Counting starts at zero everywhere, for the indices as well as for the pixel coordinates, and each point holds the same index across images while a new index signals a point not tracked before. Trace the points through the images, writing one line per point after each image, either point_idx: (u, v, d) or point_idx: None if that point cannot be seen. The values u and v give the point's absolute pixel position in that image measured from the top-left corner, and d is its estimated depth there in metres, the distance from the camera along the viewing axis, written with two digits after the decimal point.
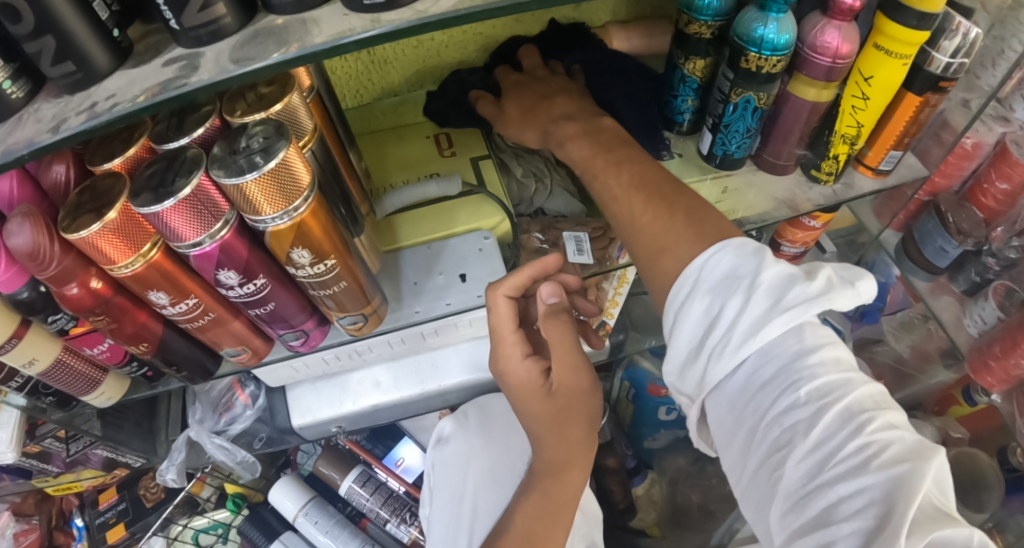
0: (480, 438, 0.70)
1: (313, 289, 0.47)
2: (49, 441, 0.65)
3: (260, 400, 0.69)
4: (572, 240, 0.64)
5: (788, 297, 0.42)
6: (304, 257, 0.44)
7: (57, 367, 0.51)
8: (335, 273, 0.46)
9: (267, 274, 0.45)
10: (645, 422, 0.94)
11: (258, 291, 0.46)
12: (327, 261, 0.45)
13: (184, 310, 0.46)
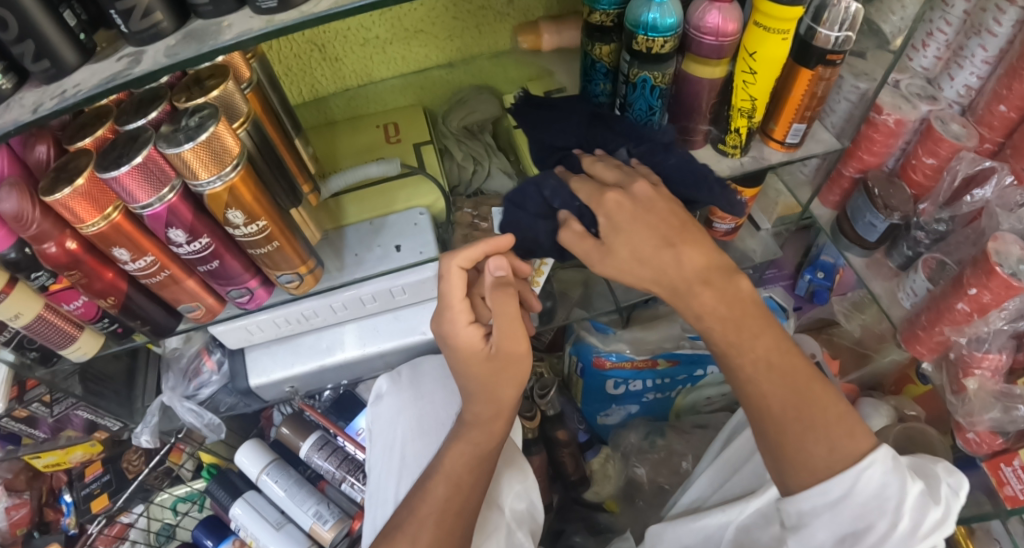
0: (412, 393, 0.73)
1: (251, 249, 0.53)
2: (35, 405, 0.74)
3: (225, 365, 0.75)
4: (499, 215, 0.69)
5: (923, 523, 0.55)
6: (239, 218, 0.50)
7: (40, 321, 0.58)
8: (268, 236, 0.53)
9: (210, 235, 0.51)
10: (595, 399, 1.00)
11: (204, 250, 0.52)
12: (258, 223, 0.51)
13: (143, 266, 0.52)
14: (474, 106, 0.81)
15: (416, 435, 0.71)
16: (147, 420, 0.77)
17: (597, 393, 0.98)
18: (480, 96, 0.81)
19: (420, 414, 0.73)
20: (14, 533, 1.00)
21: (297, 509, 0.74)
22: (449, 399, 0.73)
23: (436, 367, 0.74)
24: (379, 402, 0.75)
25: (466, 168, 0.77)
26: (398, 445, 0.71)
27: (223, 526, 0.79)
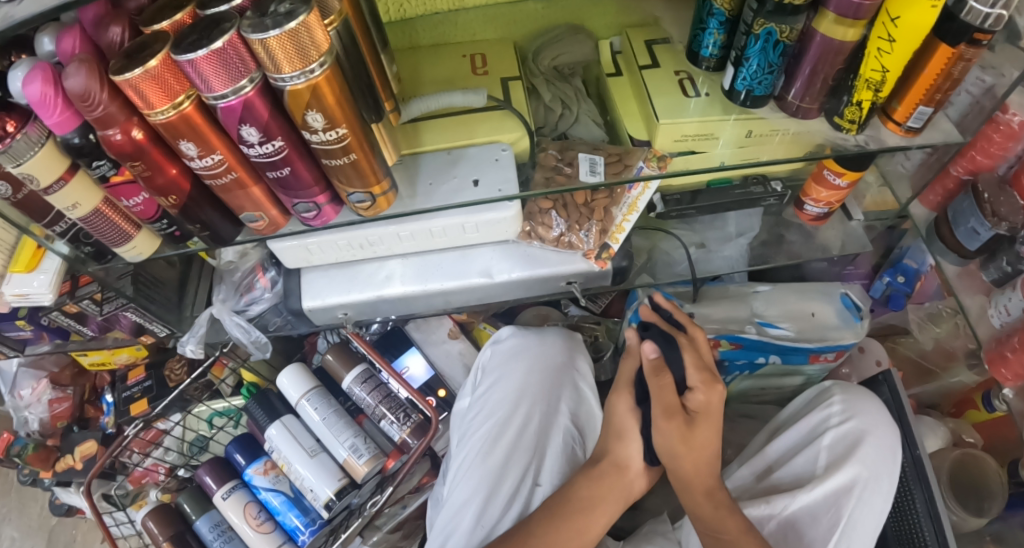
0: (536, 343, 0.76)
1: (325, 158, 0.50)
2: (86, 302, 0.75)
3: (277, 284, 0.72)
4: (587, 162, 0.64)
5: None
6: (318, 122, 0.46)
7: (97, 214, 0.56)
8: (347, 146, 0.49)
9: (284, 139, 0.48)
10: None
11: (277, 153, 0.48)
12: (340, 130, 0.48)
13: (209, 164, 0.48)
14: (562, 48, 0.75)
15: (535, 380, 0.73)
16: (193, 330, 0.74)
17: None
18: (574, 39, 0.75)
19: (554, 376, 0.74)
20: (55, 423, 1.04)
21: (333, 440, 0.71)
22: (569, 362, 0.76)
23: (563, 332, 0.79)
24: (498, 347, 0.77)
25: (553, 111, 0.71)
26: (517, 397, 0.72)
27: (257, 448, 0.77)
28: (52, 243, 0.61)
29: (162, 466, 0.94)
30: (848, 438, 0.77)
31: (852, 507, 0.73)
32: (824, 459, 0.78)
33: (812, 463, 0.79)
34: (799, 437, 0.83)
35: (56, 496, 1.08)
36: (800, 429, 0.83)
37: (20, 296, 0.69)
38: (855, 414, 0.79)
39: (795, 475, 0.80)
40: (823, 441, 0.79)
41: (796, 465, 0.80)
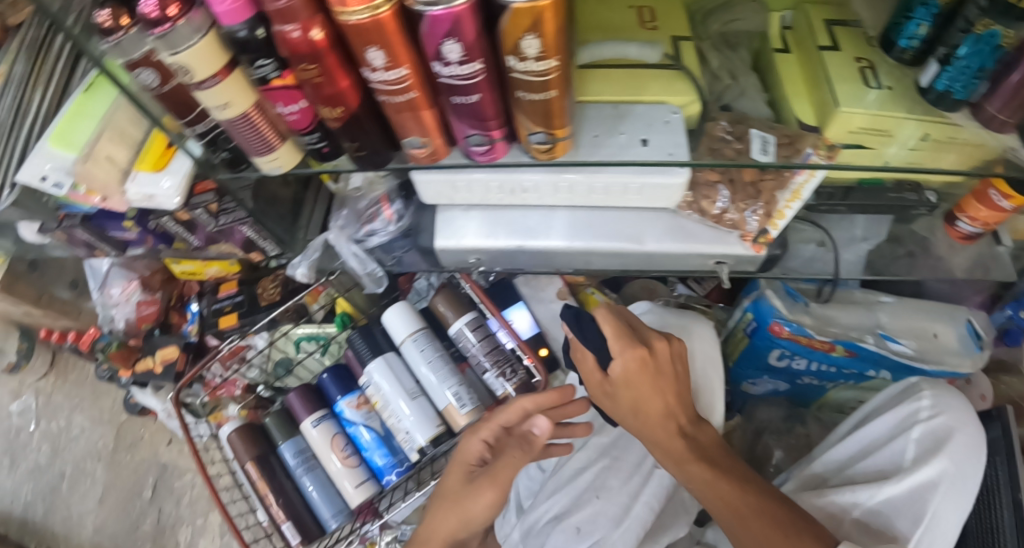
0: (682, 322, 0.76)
1: (520, 91, 0.43)
2: (200, 211, 0.72)
3: (404, 219, 0.67)
4: (759, 141, 0.58)
5: None
6: (531, 48, 0.39)
7: (244, 119, 0.51)
8: (549, 82, 0.42)
9: (483, 62, 0.41)
10: (751, 366, 0.85)
11: (471, 77, 0.41)
12: (553, 63, 0.40)
13: (399, 78, 0.41)
14: (738, 15, 0.69)
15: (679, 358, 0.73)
16: (308, 254, 0.72)
17: (754, 360, 0.83)
18: (753, 7, 0.69)
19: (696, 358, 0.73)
20: (139, 326, 1.06)
21: (436, 386, 0.69)
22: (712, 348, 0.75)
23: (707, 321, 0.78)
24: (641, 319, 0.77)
25: (723, 79, 0.67)
26: None
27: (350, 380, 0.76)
28: (184, 141, 0.59)
29: (239, 383, 0.93)
30: (940, 433, 0.68)
31: (938, 503, 0.64)
32: (911, 451, 0.69)
33: (897, 456, 0.70)
34: (885, 429, 0.73)
35: (132, 395, 1.11)
36: (886, 422, 0.74)
37: (143, 196, 0.68)
38: (948, 412, 0.69)
39: (878, 467, 0.71)
40: (910, 434, 0.70)
41: (879, 457, 0.71)
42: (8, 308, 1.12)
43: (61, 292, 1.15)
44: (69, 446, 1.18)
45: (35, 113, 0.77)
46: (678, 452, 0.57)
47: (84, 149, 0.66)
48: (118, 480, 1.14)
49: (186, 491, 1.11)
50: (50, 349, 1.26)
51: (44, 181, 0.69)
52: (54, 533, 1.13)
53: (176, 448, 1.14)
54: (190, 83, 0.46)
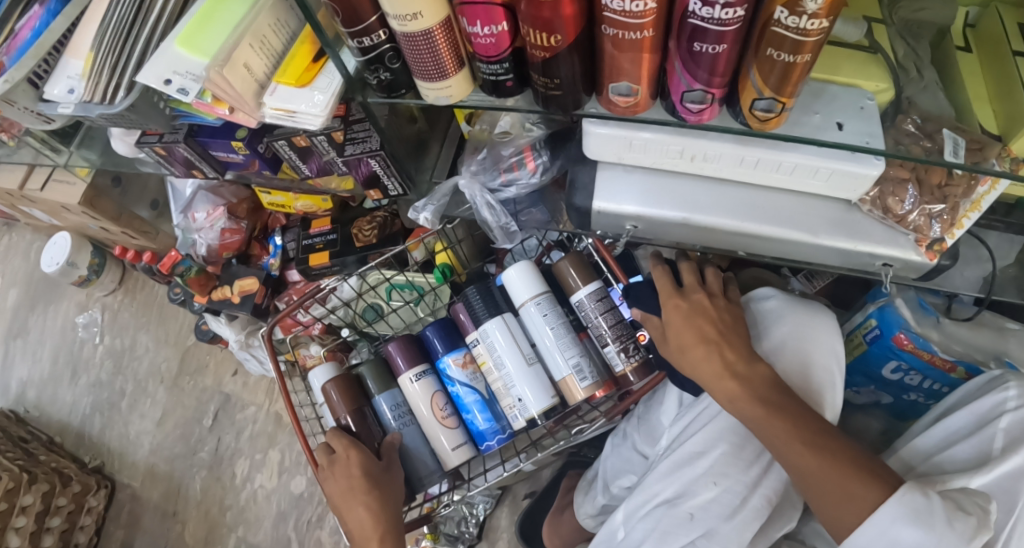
0: (804, 318, 0.65)
1: (772, 49, 0.37)
2: (326, 139, 0.69)
3: (548, 173, 0.66)
4: (950, 140, 0.51)
5: None
6: (815, 3, 0.33)
7: (426, 37, 0.45)
8: (803, 45, 0.36)
9: (745, 9, 0.35)
10: (862, 374, 0.85)
11: (726, 25, 0.35)
12: (825, 23, 0.34)
13: (640, 11, 0.35)
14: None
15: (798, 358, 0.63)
16: (434, 198, 0.70)
17: (867, 368, 0.83)
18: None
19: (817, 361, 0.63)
20: (221, 253, 1.05)
21: (557, 355, 0.68)
22: (835, 352, 0.64)
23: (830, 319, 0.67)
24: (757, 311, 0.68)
25: (907, 70, 0.56)
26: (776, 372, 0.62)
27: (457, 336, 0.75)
28: (340, 51, 0.55)
29: (319, 325, 0.93)
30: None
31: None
32: (1001, 441, 0.61)
33: (983, 446, 0.62)
34: (965, 421, 0.66)
35: (204, 321, 1.11)
36: (965, 414, 0.66)
37: (283, 112, 0.64)
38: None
39: (961, 460, 0.63)
40: (996, 424, 0.62)
41: (958, 451, 0.64)
42: (86, 222, 1.12)
43: (140, 211, 1.15)
44: (132, 364, 1.19)
45: (157, 11, 0.69)
46: (730, 393, 0.55)
47: (221, 54, 0.61)
48: (179, 405, 1.15)
49: (247, 424, 1.11)
50: (121, 267, 1.26)
51: (169, 85, 0.65)
52: (110, 448, 1.14)
53: (240, 379, 1.15)
54: None
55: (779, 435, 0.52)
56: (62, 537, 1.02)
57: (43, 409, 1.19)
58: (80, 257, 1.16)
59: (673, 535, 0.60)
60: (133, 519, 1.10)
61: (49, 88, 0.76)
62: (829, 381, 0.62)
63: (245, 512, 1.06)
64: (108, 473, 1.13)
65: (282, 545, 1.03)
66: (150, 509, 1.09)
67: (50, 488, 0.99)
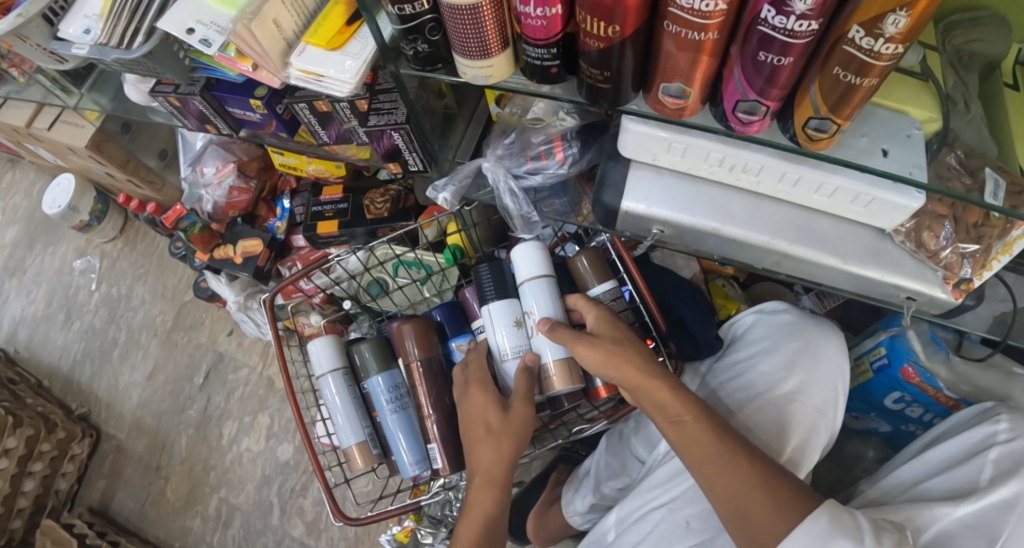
0: (814, 336, 0.64)
1: (839, 70, 0.36)
2: (351, 107, 0.66)
3: (576, 165, 0.63)
4: (991, 182, 0.50)
5: None
6: (895, 24, 0.32)
7: (474, 13, 0.42)
8: (871, 69, 0.35)
9: (819, 23, 0.33)
10: (861, 399, 0.85)
11: (797, 38, 0.34)
12: (899, 49, 0.33)
13: (709, 10, 0.34)
14: (987, 31, 0.56)
15: (812, 372, 0.61)
16: (456, 177, 0.68)
17: (870, 396, 0.83)
18: (1002, 29, 0.56)
19: (826, 378, 0.62)
20: (227, 211, 1.03)
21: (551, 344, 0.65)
22: (840, 372, 0.63)
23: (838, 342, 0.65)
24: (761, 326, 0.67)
25: (954, 102, 0.54)
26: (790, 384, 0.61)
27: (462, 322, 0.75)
28: (377, 16, 0.52)
29: (321, 295, 0.90)
30: (1019, 456, 0.60)
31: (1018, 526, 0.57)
32: (989, 472, 0.61)
33: (971, 475, 0.62)
34: (956, 450, 0.66)
35: (203, 279, 1.09)
36: (957, 443, 0.66)
37: (309, 74, 0.61)
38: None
39: (946, 487, 0.63)
40: (986, 455, 0.62)
41: (947, 478, 0.63)
42: (91, 166, 1.09)
43: (147, 160, 1.12)
44: (127, 315, 1.18)
45: None
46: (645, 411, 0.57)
47: (251, 9, 0.59)
48: (171, 360, 1.13)
49: (239, 386, 1.10)
50: (123, 214, 1.24)
51: (190, 34, 0.63)
52: (98, 397, 1.13)
53: (235, 340, 1.13)
54: None
55: (711, 462, 0.51)
56: (43, 481, 1.01)
57: (33, 351, 1.18)
58: (82, 201, 1.14)
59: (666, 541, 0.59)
60: (116, 470, 1.09)
61: (65, 27, 0.73)
62: (833, 400, 0.61)
63: (229, 474, 1.05)
64: (94, 422, 1.12)
65: (263, 509, 1.02)
66: (133, 462, 1.09)
67: (34, 433, 0.98)
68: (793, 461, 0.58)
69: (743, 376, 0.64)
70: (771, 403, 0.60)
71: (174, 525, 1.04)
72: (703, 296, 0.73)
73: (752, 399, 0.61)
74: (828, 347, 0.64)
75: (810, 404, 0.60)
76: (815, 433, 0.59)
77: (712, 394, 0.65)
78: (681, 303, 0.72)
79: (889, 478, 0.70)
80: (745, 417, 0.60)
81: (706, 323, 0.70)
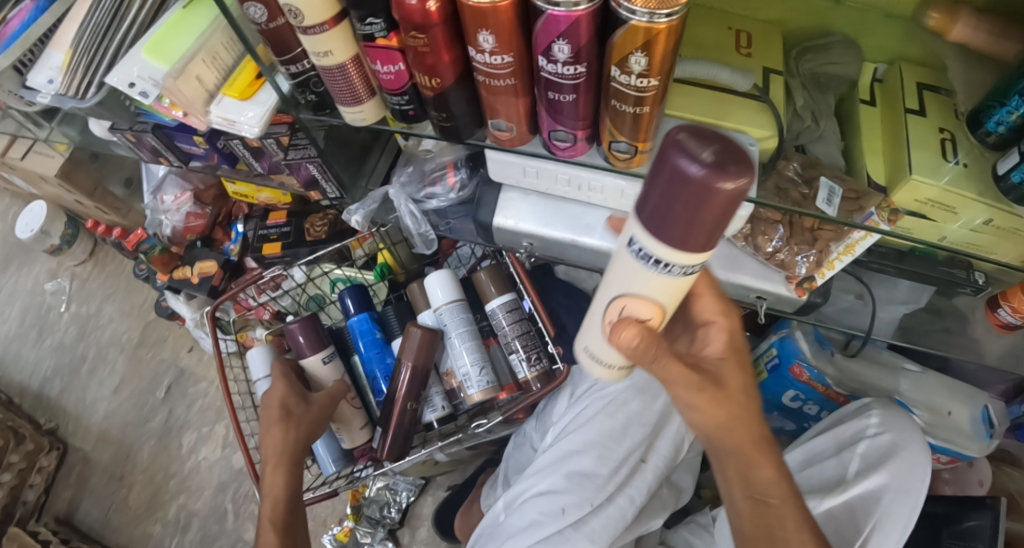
0: None
1: (615, 100, 0.43)
2: (272, 142, 0.73)
3: (466, 190, 0.70)
4: (826, 189, 0.57)
5: None
6: (638, 65, 0.39)
7: (340, 69, 0.53)
8: (643, 100, 0.42)
9: (587, 66, 0.41)
10: (763, 397, 0.88)
11: (572, 78, 0.42)
12: (654, 83, 0.40)
13: (500, 62, 0.43)
14: (839, 55, 0.61)
15: None
16: (365, 202, 0.76)
17: (771, 397, 0.86)
18: (852, 50, 0.61)
19: None
20: (185, 234, 1.10)
21: (461, 353, 0.74)
22: None
23: None
24: None
25: (803, 120, 0.62)
26: (656, 379, 0.71)
27: (369, 304, 0.82)
28: (275, 75, 0.62)
29: (269, 309, 0.98)
30: (884, 450, 0.66)
31: (879, 518, 0.62)
32: (855, 465, 0.67)
33: (840, 468, 0.68)
34: (829, 445, 0.72)
35: (164, 298, 1.15)
36: (830, 438, 0.72)
37: (225, 121, 0.69)
38: (897, 429, 0.67)
39: (818, 480, 0.69)
40: (854, 449, 0.68)
41: (819, 471, 0.70)
42: (62, 194, 1.17)
43: (113, 187, 1.20)
44: (96, 332, 1.25)
45: (131, 19, 0.76)
46: None
47: (178, 64, 0.67)
48: (136, 375, 1.20)
49: (198, 398, 1.17)
50: (93, 239, 1.32)
51: (133, 88, 0.71)
52: (66, 412, 1.19)
53: (195, 355, 1.20)
54: (297, 27, 0.49)
55: None
56: (10, 492, 1.07)
57: (6, 369, 1.24)
58: (54, 226, 1.21)
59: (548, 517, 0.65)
60: (82, 480, 1.15)
61: (32, 77, 0.81)
62: (698, 393, 0.73)
63: (187, 481, 1.11)
64: (62, 436, 1.18)
65: (218, 514, 1.08)
66: (99, 472, 1.15)
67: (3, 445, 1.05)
68: (660, 448, 0.69)
69: None
70: (643, 395, 0.70)
71: (136, 531, 1.09)
72: (588, 303, 0.81)
73: (626, 389, 0.70)
74: None
75: (679, 398, 0.71)
76: (676, 418, 0.71)
77: (590, 384, 0.74)
78: (560, 311, 0.79)
79: (771, 469, 0.74)
80: (616, 405, 0.70)
81: (584, 327, 0.78)
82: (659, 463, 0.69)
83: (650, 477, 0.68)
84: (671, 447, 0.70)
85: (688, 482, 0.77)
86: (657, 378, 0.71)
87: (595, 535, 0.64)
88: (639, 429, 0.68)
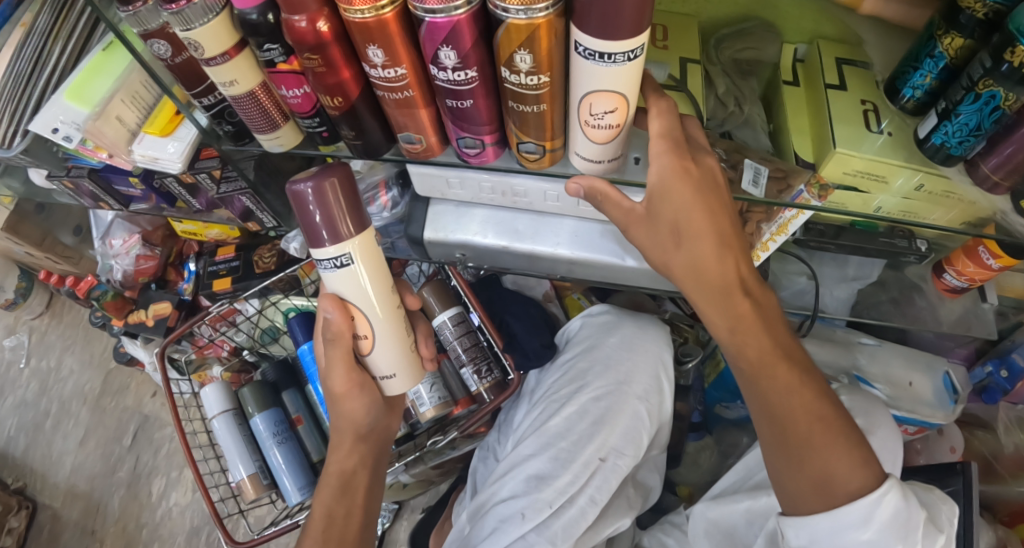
0: (632, 330, 0.74)
1: (513, 101, 0.43)
2: (204, 177, 0.73)
3: (398, 207, 0.69)
4: (751, 170, 0.56)
5: None
6: (525, 63, 0.38)
7: (249, 98, 0.52)
8: (539, 97, 0.42)
9: (479, 70, 0.41)
10: (725, 387, 0.88)
11: (466, 83, 0.41)
12: (545, 79, 0.40)
13: (395, 76, 0.42)
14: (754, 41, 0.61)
15: (626, 363, 0.72)
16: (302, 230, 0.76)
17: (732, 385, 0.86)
18: (771, 33, 0.61)
19: (642, 367, 0.72)
20: (137, 278, 1.08)
21: None
22: (655, 357, 0.73)
23: (656, 332, 0.75)
24: (587, 324, 0.78)
25: (726, 105, 0.60)
26: (605, 378, 0.71)
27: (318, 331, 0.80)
28: (192, 111, 0.61)
29: (227, 345, 0.95)
30: None
31: None
32: None
33: None
34: None
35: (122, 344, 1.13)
36: None
37: (148, 158, 0.69)
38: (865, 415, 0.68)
39: None
40: None
41: None
42: (11, 248, 1.14)
43: (63, 236, 1.18)
44: (57, 386, 1.23)
45: (53, 64, 0.74)
46: None
47: (98, 106, 0.66)
48: (101, 425, 1.18)
49: (165, 442, 1.15)
50: (49, 290, 1.31)
51: (56, 133, 0.70)
52: (32, 469, 1.16)
53: (159, 400, 1.19)
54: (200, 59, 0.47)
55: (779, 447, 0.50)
56: None
57: None
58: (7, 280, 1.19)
59: (507, 524, 0.64)
60: (54, 537, 1.11)
61: None
62: (653, 387, 0.71)
63: (160, 528, 1.08)
64: (30, 494, 1.14)
65: None
66: (70, 527, 1.11)
67: None
68: (617, 445, 0.67)
69: (568, 373, 0.73)
70: (593, 396, 0.70)
71: None
72: (536, 308, 0.81)
73: (576, 393, 0.71)
74: (646, 340, 0.73)
75: (631, 393, 0.70)
76: (637, 417, 0.69)
77: (545, 391, 0.75)
78: (510, 318, 0.79)
79: (741, 464, 0.72)
80: (568, 408, 0.69)
81: (532, 332, 0.78)
82: (623, 463, 0.67)
83: (616, 474, 0.66)
84: (633, 444, 0.68)
85: (656, 481, 0.76)
86: (606, 377, 0.71)
87: (556, 538, 0.64)
88: (590, 428, 0.68)
